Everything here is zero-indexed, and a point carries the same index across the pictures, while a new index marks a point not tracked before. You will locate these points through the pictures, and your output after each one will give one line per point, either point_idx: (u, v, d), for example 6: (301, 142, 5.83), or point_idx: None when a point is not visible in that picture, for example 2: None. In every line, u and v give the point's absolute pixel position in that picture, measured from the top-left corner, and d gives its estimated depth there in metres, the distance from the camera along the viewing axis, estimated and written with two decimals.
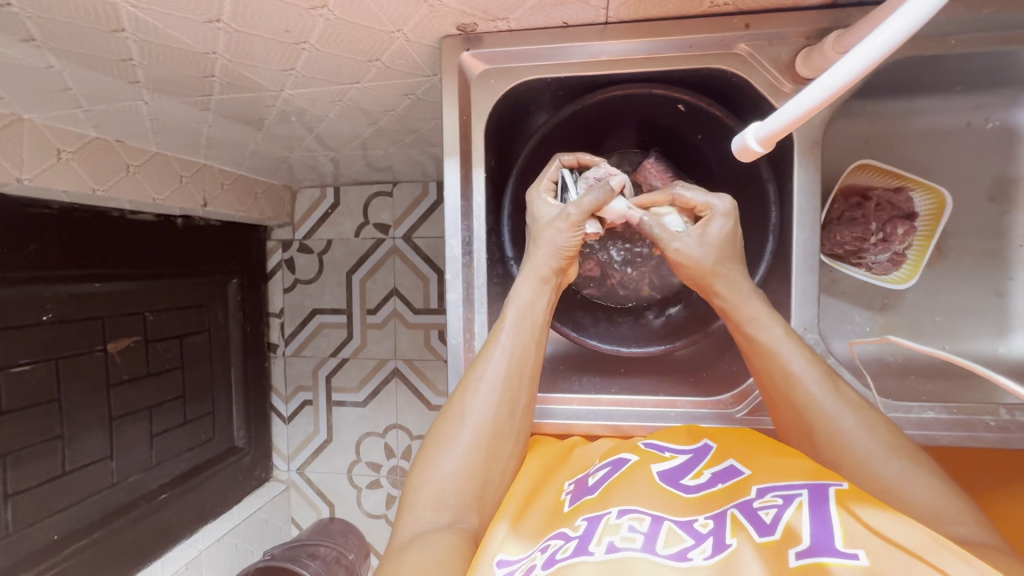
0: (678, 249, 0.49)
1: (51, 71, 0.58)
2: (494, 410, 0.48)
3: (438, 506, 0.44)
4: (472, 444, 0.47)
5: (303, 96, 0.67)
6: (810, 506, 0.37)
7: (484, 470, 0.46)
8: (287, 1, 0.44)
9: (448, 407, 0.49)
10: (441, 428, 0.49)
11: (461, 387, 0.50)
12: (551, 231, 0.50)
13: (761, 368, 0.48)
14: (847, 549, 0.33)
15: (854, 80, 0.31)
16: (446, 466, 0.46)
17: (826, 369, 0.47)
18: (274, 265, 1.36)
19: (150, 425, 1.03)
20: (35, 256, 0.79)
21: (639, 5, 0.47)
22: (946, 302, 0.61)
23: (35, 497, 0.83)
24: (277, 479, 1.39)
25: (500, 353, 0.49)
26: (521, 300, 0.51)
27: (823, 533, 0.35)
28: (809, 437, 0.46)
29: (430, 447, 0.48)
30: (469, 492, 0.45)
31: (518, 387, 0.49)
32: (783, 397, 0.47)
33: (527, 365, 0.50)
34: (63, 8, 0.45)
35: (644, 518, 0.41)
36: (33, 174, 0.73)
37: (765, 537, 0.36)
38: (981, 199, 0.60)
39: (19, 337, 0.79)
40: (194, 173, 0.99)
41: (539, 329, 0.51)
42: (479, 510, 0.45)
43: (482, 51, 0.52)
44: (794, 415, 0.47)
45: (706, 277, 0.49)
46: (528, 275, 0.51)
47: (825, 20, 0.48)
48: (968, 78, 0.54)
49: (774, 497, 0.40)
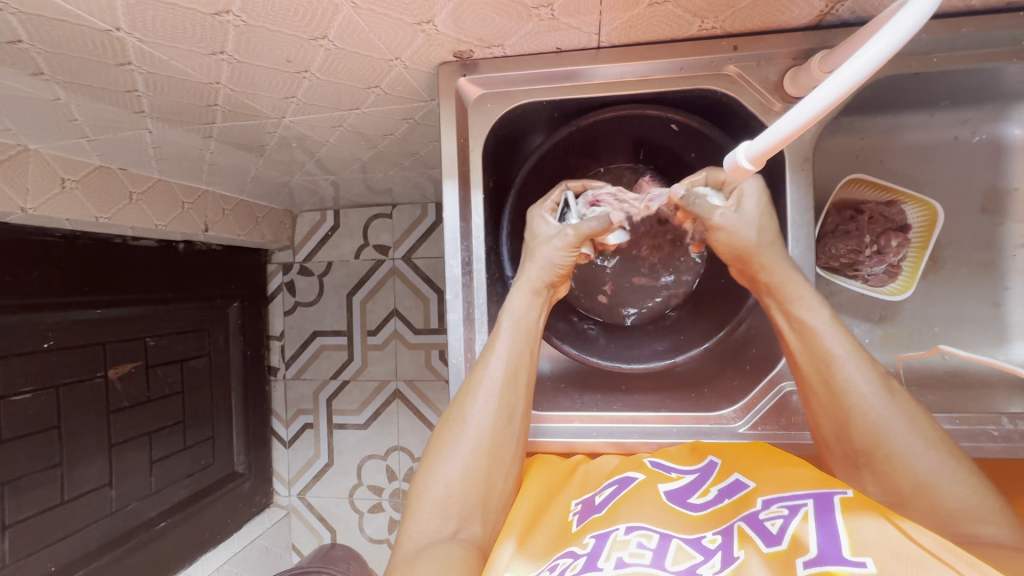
0: (723, 215, 0.49)
1: (58, 103, 0.60)
2: (493, 416, 0.48)
3: (442, 513, 0.45)
4: (474, 450, 0.47)
5: (303, 122, 0.69)
6: (816, 516, 0.37)
7: (486, 476, 0.47)
8: (289, 33, 0.46)
9: (448, 416, 0.50)
10: (443, 432, 0.49)
11: (462, 393, 0.50)
12: (546, 247, 0.52)
13: (799, 351, 0.48)
14: (855, 557, 0.33)
15: (842, 98, 0.32)
16: (447, 471, 0.47)
17: (868, 357, 0.46)
18: (274, 288, 1.36)
19: (150, 451, 1.02)
20: (38, 283, 0.80)
21: (631, 29, 0.48)
22: (943, 313, 0.61)
23: (34, 527, 0.82)
24: (277, 504, 1.37)
25: (498, 360, 0.50)
26: (516, 310, 0.52)
27: (831, 542, 0.35)
28: (843, 425, 0.46)
29: (431, 456, 0.48)
30: (472, 499, 0.46)
31: (515, 394, 0.50)
32: (821, 382, 0.47)
33: (524, 370, 0.51)
34: (73, 43, 0.46)
35: (652, 535, 0.41)
36: (37, 204, 0.74)
37: (772, 547, 0.36)
38: (972, 211, 0.61)
39: (21, 364, 0.80)
40: (195, 199, 1.00)
41: (532, 337, 0.52)
42: (482, 518, 0.46)
43: (478, 77, 0.54)
44: (833, 401, 0.46)
45: (744, 258, 0.49)
46: (523, 285, 0.52)
47: (811, 41, 0.49)
48: (952, 93, 0.55)
49: (780, 508, 0.40)
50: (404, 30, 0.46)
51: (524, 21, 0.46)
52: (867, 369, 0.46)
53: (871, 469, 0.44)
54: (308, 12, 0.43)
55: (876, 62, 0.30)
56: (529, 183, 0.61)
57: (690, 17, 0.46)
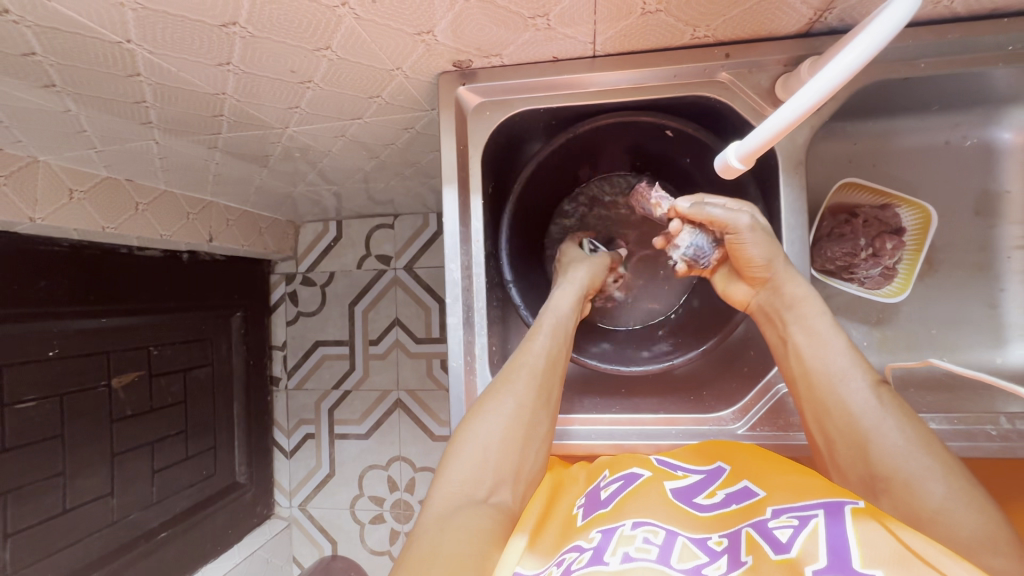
0: (751, 223, 0.50)
1: (68, 114, 0.61)
2: (532, 396, 0.49)
3: (477, 475, 0.44)
4: (511, 423, 0.47)
5: (307, 132, 0.70)
6: (826, 526, 0.37)
7: (521, 449, 0.47)
8: (293, 44, 0.47)
9: (486, 393, 0.50)
10: (483, 403, 0.49)
11: (504, 371, 0.51)
12: (580, 266, 0.60)
13: (812, 365, 0.48)
14: (864, 569, 0.32)
15: (819, 102, 0.33)
16: (485, 436, 0.47)
17: (882, 382, 0.47)
18: (277, 299, 1.37)
19: (152, 461, 1.02)
20: (44, 292, 0.81)
21: (625, 38, 0.50)
22: (940, 314, 0.61)
23: (36, 535, 0.82)
24: (278, 516, 1.37)
25: (539, 351, 0.52)
26: (560, 309, 0.55)
27: (840, 554, 0.34)
28: (857, 446, 0.45)
29: (465, 425, 0.48)
30: (507, 467, 0.45)
31: (552, 381, 0.51)
32: (834, 400, 0.47)
33: (561, 359, 0.53)
34: (86, 56, 0.48)
35: (658, 531, 0.41)
36: (45, 214, 0.75)
37: (780, 554, 0.36)
38: (965, 213, 0.62)
39: (28, 372, 0.80)
40: (200, 209, 1.02)
41: (568, 337, 0.55)
42: (513, 486, 0.45)
43: (477, 85, 0.55)
44: (844, 420, 0.46)
45: (768, 266, 0.51)
46: (567, 291, 0.57)
47: (801, 48, 0.51)
48: (941, 98, 0.56)
49: (790, 518, 0.39)
50: (405, 40, 0.47)
51: (522, 31, 0.48)
52: (876, 390, 0.46)
53: (886, 494, 0.42)
54: (312, 23, 0.44)
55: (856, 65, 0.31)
56: (528, 190, 0.62)
57: (682, 26, 0.48)
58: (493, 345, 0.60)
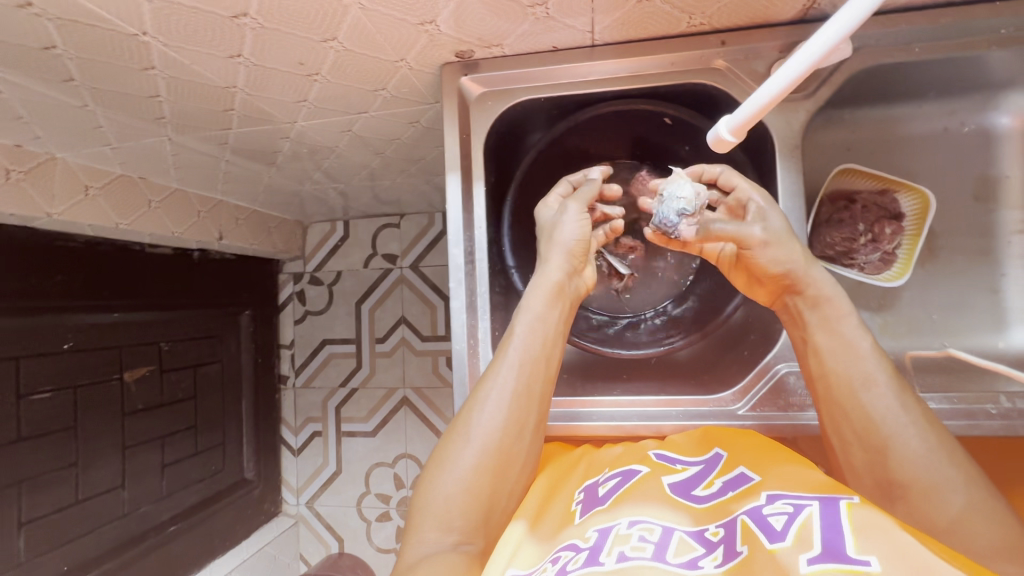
0: (762, 236, 0.48)
1: (85, 110, 0.63)
2: (500, 434, 0.48)
3: (442, 527, 0.44)
4: (477, 465, 0.47)
5: (315, 127, 0.72)
6: (819, 514, 0.37)
7: (490, 492, 0.46)
8: (301, 35, 0.49)
9: (453, 429, 0.49)
10: (445, 447, 0.48)
11: (468, 404, 0.50)
12: (562, 232, 0.53)
13: (841, 373, 0.46)
14: (859, 556, 0.33)
15: (803, 73, 0.34)
16: (447, 483, 0.46)
17: (906, 387, 0.46)
18: (285, 298, 1.39)
19: (162, 455, 1.04)
20: (60, 286, 0.83)
21: (622, 27, 0.51)
22: (941, 299, 0.62)
23: (49, 524, 0.83)
24: (286, 513, 1.38)
25: (509, 365, 0.49)
26: (533, 311, 0.51)
27: (833, 540, 0.35)
28: (879, 457, 0.44)
29: (432, 468, 0.48)
30: (474, 516, 0.45)
31: (525, 408, 0.49)
32: (858, 408, 0.45)
33: (537, 381, 0.50)
34: (103, 49, 0.50)
35: (654, 528, 0.42)
36: (62, 210, 0.77)
37: (773, 543, 0.36)
38: (965, 199, 0.62)
39: (43, 364, 0.82)
40: (210, 208, 1.04)
41: (549, 343, 0.51)
42: (485, 533, 0.45)
43: (479, 76, 0.57)
44: (868, 431, 0.45)
45: (787, 273, 0.48)
46: (542, 286, 0.52)
47: (795, 34, 0.52)
48: (937, 83, 0.57)
49: (785, 505, 0.40)
50: (408, 31, 0.49)
51: (521, 21, 0.49)
52: (901, 396, 0.45)
53: (903, 501, 0.42)
54: (320, 13, 0.46)
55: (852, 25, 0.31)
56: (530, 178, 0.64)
57: (678, 14, 0.49)
58: (496, 331, 0.61)
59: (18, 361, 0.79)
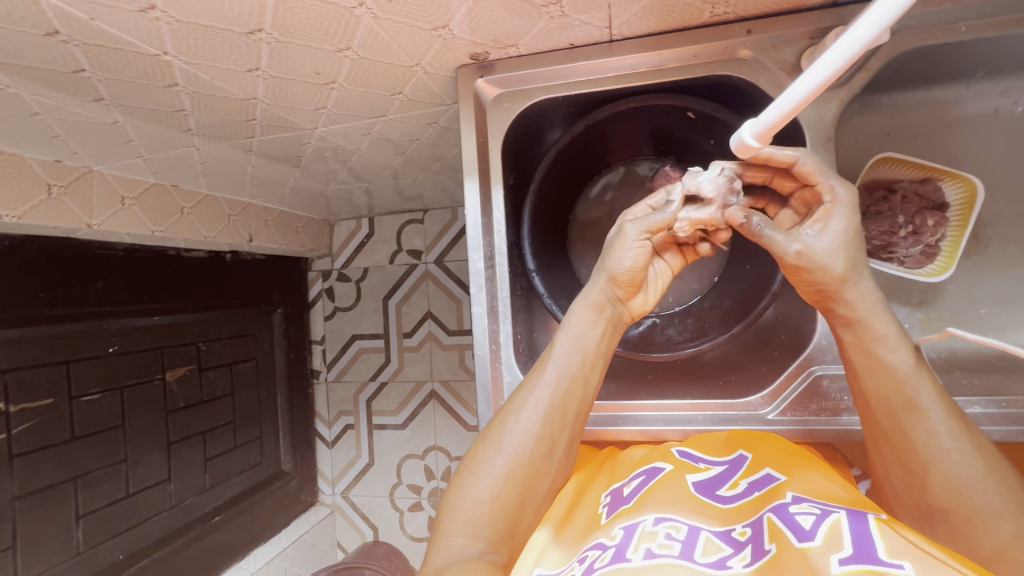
0: (800, 253, 0.44)
1: (117, 125, 0.65)
2: (533, 447, 0.47)
3: (470, 534, 0.44)
4: (507, 477, 0.47)
5: (336, 132, 0.72)
6: (849, 521, 0.36)
7: (517, 504, 0.46)
8: (316, 45, 0.49)
9: (486, 434, 0.49)
10: (477, 452, 0.49)
11: (503, 412, 0.50)
12: (618, 251, 0.49)
13: (880, 396, 0.45)
14: (891, 560, 0.32)
15: (828, 81, 0.32)
16: (478, 490, 0.46)
17: (954, 408, 0.44)
18: (315, 295, 1.43)
19: (205, 449, 1.09)
20: (103, 292, 0.88)
21: (642, 20, 0.49)
22: (989, 294, 0.58)
23: (104, 517, 0.88)
24: (322, 503, 1.43)
25: (545, 380, 0.49)
26: (574, 330, 0.50)
27: (865, 542, 0.34)
28: (917, 477, 0.43)
29: (464, 472, 0.48)
30: (501, 525, 0.45)
31: (559, 423, 0.48)
32: (898, 431, 0.44)
33: (574, 400, 0.49)
34: (127, 70, 0.51)
35: (680, 526, 0.41)
36: (101, 220, 0.81)
37: (803, 542, 0.35)
38: (1018, 186, 0.58)
39: (91, 367, 0.87)
40: (240, 211, 1.07)
41: (586, 364, 0.50)
42: (510, 545, 0.45)
43: (495, 77, 0.56)
44: (909, 452, 0.43)
45: (822, 293, 0.45)
46: (583, 305, 0.51)
47: (827, 18, 0.49)
48: (986, 63, 0.53)
49: (811, 506, 0.39)
50: (422, 36, 0.48)
51: (535, 20, 0.48)
52: (948, 420, 0.43)
53: (944, 522, 0.42)
54: (332, 25, 0.46)
55: (887, 21, 0.29)
56: (549, 178, 0.62)
57: (700, 4, 0.47)
58: (519, 334, 0.61)
59: (68, 364, 0.83)
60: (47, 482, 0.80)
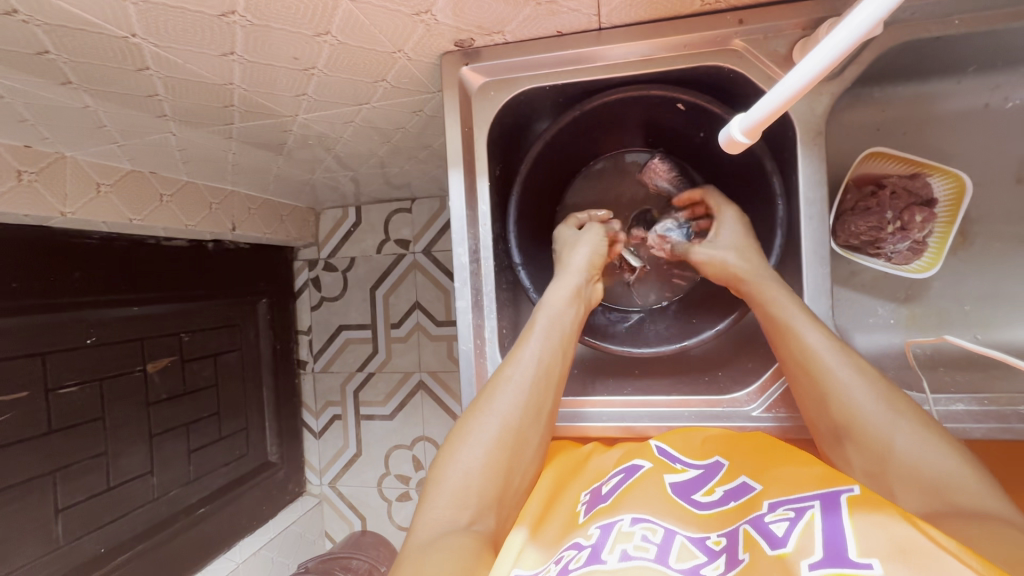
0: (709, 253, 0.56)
1: (89, 111, 0.63)
2: (522, 411, 0.48)
3: (457, 504, 0.43)
4: (495, 444, 0.46)
5: (318, 119, 0.71)
6: (822, 518, 0.36)
7: (506, 468, 0.46)
8: (293, 29, 0.47)
9: (473, 406, 0.49)
10: (467, 421, 0.48)
11: (491, 384, 0.50)
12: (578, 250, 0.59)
13: (787, 353, 0.49)
14: (861, 558, 0.32)
15: (819, 76, 0.31)
16: (467, 458, 0.46)
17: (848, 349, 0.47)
18: (301, 284, 1.40)
19: (188, 442, 1.07)
20: (79, 283, 0.85)
21: (631, 8, 0.47)
22: (973, 290, 0.59)
23: (84, 511, 0.87)
24: (310, 493, 1.42)
25: (530, 356, 0.51)
26: (554, 306, 0.54)
27: (835, 543, 0.34)
28: (834, 417, 0.45)
29: (453, 442, 0.47)
30: (491, 491, 0.44)
31: (545, 392, 0.50)
32: (808, 380, 0.47)
33: (556, 372, 0.51)
34: (95, 52, 0.49)
35: (657, 529, 0.41)
36: (75, 208, 0.78)
37: (777, 549, 0.35)
38: (1005, 183, 0.58)
39: (68, 359, 0.85)
40: (222, 199, 1.04)
41: (566, 338, 0.53)
42: (497, 513, 0.44)
43: (480, 65, 0.54)
44: (818, 395, 0.47)
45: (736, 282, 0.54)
46: (566, 283, 0.56)
47: (821, 9, 0.48)
48: (978, 58, 0.52)
49: (786, 510, 0.38)
50: (404, 21, 0.46)
51: (521, 6, 0.46)
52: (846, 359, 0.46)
53: (851, 441, 0.44)
54: (309, 8, 0.44)
55: (878, 17, 0.28)
56: (536, 170, 0.61)
57: None
58: (504, 328, 0.60)
59: (44, 356, 0.81)
60: (24, 476, 0.79)
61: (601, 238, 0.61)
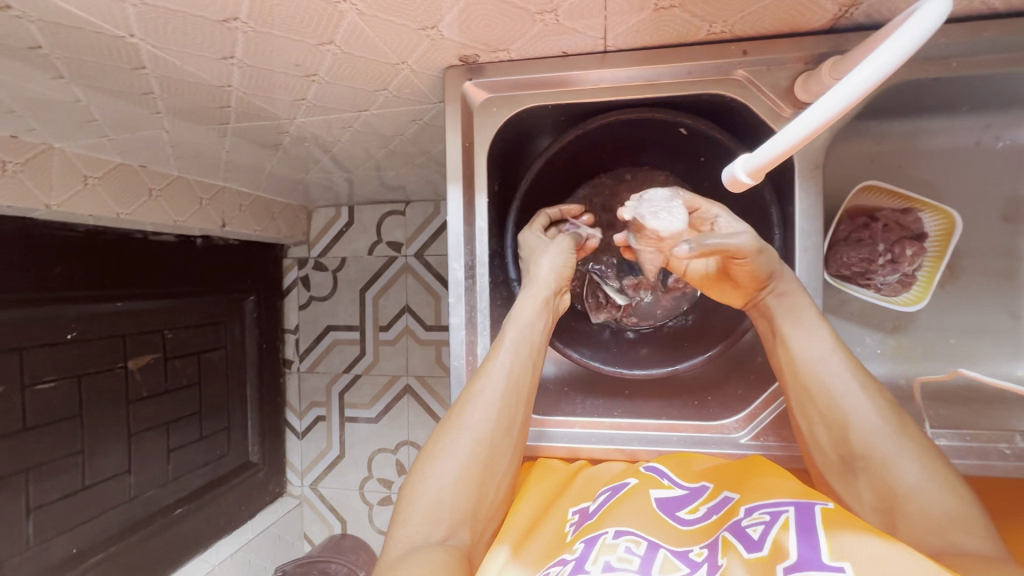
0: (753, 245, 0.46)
1: (79, 104, 0.62)
2: (491, 424, 0.48)
3: (430, 522, 0.43)
4: (468, 461, 0.46)
5: (316, 122, 0.70)
6: (797, 523, 0.38)
7: (478, 483, 0.46)
8: (297, 38, 0.46)
9: (446, 420, 0.49)
10: (439, 438, 0.48)
11: (462, 399, 0.49)
12: (548, 255, 0.55)
13: (789, 369, 0.49)
14: (834, 562, 0.33)
15: (826, 124, 0.32)
16: (439, 475, 0.45)
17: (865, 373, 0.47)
18: (290, 283, 1.39)
19: (167, 440, 1.05)
20: (61, 278, 0.83)
21: (637, 34, 0.48)
22: (960, 324, 0.60)
23: (56, 510, 0.85)
24: (291, 494, 1.40)
25: (501, 368, 0.49)
26: (522, 320, 0.52)
27: (810, 549, 0.35)
28: (839, 434, 0.46)
29: (426, 457, 0.47)
30: (463, 507, 0.44)
31: (516, 404, 0.49)
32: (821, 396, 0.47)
33: (526, 383, 0.50)
34: (90, 49, 0.48)
35: (641, 541, 0.41)
36: (60, 201, 0.76)
37: (753, 552, 0.37)
38: (992, 220, 0.59)
39: (45, 356, 0.83)
40: (213, 195, 1.03)
41: (536, 348, 0.52)
42: (471, 527, 0.44)
43: (484, 81, 0.54)
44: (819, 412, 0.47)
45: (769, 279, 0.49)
46: (533, 295, 0.53)
47: (824, 44, 0.48)
48: (973, 99, 0.53)
49: (762, 514, 0.40)
50: (409, 35, 0.46)
51: (528, 25, 0.46)
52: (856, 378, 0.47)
53: (854, 460, 0.45)
54: (316, 18, 0.43)
55: (884, 71, 0.30)
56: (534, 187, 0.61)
57: (698, 21, 0.46)
58: None
59: (22, 351, 0.79)
60: None
61: (569, 248, 0.57)
